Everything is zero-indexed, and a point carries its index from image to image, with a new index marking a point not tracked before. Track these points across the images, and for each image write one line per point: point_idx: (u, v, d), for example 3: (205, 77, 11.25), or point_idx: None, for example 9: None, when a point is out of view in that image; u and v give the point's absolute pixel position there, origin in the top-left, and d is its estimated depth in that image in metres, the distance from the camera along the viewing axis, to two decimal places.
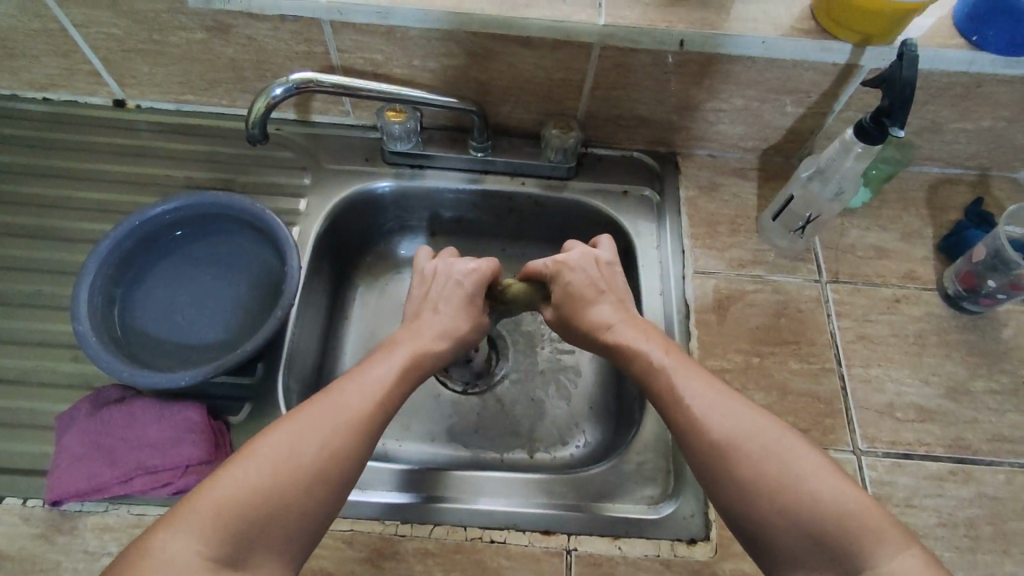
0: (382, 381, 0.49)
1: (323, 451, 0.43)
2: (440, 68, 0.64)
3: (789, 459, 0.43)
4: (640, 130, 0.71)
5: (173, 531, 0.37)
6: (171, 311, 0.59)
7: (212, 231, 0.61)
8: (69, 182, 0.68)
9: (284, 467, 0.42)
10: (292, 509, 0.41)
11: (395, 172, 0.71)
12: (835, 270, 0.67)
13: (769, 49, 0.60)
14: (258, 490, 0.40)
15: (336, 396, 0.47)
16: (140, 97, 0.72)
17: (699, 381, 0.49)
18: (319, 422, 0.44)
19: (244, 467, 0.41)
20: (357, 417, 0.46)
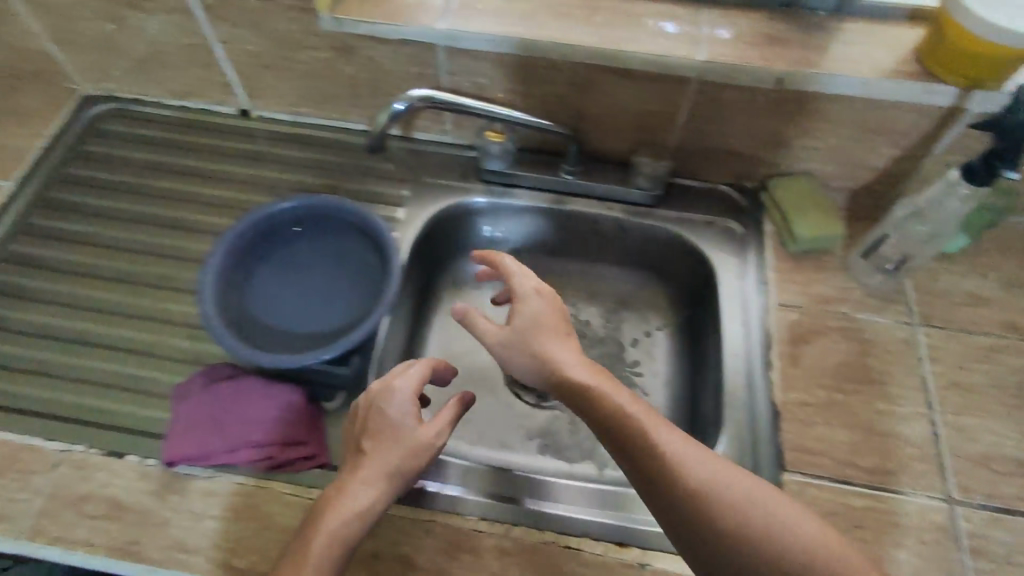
0: (328, 539, 0.46)
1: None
2: (542, 94, 0.68)
3: (739, 480, 0.44)
4: (728, 163, 0.72)
5: None
6: (284, 300, 0.64)
7: (325, 232, 0.67)
8: (197, 179, 0.76)
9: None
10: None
11: (487, 188, 0.75)
12: (928, 314, 0.66)
13: (868, 90, 0.60)
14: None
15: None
16: (263, 108, 0.79)
17: (646, 415, 0.47)
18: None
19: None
20: None
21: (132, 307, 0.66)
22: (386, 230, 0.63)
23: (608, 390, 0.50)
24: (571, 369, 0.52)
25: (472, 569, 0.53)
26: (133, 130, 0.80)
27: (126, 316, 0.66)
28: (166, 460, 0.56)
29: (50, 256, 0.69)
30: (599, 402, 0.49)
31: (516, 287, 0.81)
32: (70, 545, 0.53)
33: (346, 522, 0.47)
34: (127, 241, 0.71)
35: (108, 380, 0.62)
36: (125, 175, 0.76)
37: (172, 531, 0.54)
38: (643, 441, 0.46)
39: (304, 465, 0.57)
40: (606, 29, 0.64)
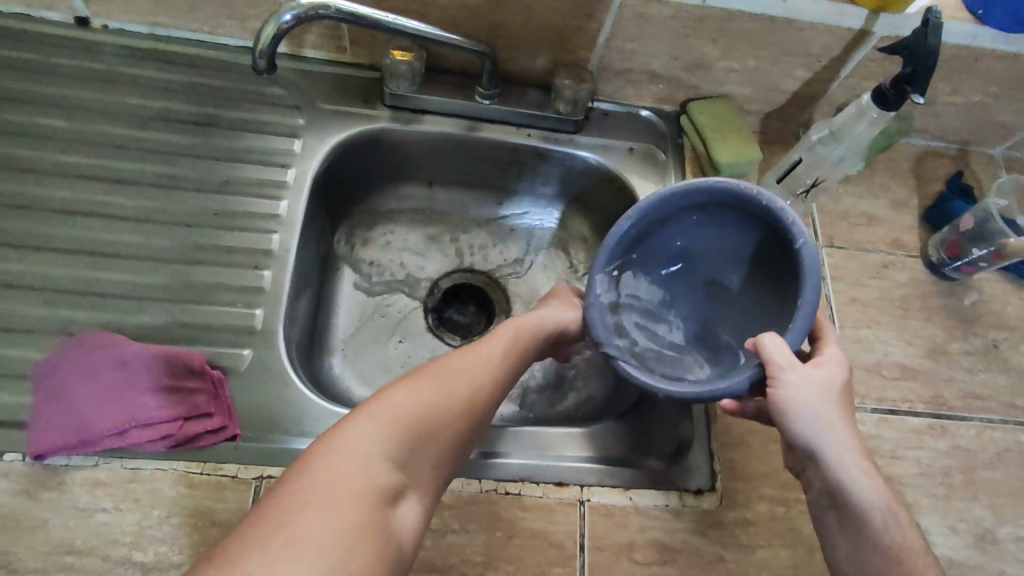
0: (501, 360, 0.50)
1: (451, 408, 0.44)
2: (454, 6, 0.61)
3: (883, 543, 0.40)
4: (650, 86, 0.70)
5: (323, 454, 0.38)
6: (694, 299, 0.55)
7: (684, 225, 0.54)
8: (28, 107, 0.61)
9: (422, 427, 0.42)
10: (424, 467, 0.42)
11: (394, 114, 0.67)
12: (831, 235, 0.69)
13: (788, 9, 0.59)
14: (382, 464, 0.39)
15: (448, 372, 0.46)
16: (108, 16, 0.64)
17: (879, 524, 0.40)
18: (453, 381, 0.46)
19: (349, 449, 0.38)
20: (472, 400, 0.46)
21: None
22: (780, 205, 0.48)
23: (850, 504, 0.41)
24: (909, 538, 0.40)
25: None
26: None
27: None
28: (35, 453, 0.47)
29: None
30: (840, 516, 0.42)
31: (435, 225, 0.75)
32: None
33: (485, 363, 0.49)
34: None
35: None
36: None
37: (54, 533, 0.46)
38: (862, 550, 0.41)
39: (214, 438, 0.50)
40: None
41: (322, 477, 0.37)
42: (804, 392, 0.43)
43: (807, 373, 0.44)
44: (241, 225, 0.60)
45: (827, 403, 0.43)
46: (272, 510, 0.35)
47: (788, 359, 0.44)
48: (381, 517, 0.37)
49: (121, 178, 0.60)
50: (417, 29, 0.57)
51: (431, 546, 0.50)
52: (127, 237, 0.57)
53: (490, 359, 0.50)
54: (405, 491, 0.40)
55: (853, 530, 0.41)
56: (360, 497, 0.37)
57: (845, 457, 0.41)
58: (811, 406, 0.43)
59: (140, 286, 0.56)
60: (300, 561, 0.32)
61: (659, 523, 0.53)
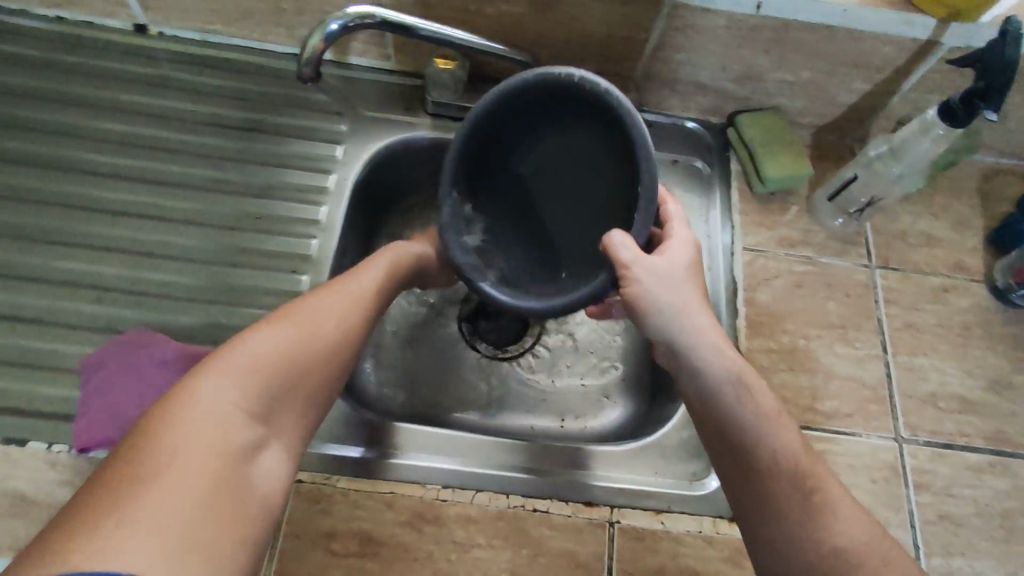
0: (369, 305, 0.50)
1: (334, 332, 0.46)
2: (499, 15, 0.60)
3: (749, 426, 0.45)
4: (696, 97, 0.68)
5: (185, 408, 0.37)
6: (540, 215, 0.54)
7: (522, 121, 0.52)
8: (88, 110, 0.64)
9: (298, 360, 0.43)
10: (286, 412, 0.42)
11: (436, 122, 0.67)
12: (886, 256, 0.66)
13: (848, 19, 0.57)
14: (265, 386, 0.41)
15: (308, 318, 0.46)
16: (164, 24, 0.66)
17: (747, 416, 0.45)
18: (331, 306, 0.48)
19: (236, 375, 0.40)
20: (332, 345, 0.46)
21: (21, 267, 0.56)
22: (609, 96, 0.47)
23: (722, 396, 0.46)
24: (758, 399, 0.46)
25: (438, 539, 0.50)
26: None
27: (14, 277, 0.56)
28: (80, 447, 0.49)
29: None
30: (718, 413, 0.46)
31: None
32: None
33: (344, 304, 0.49)
34: (7, 186, 0.60)
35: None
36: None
37: None
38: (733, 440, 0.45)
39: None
40: None
41: (212, 400, 0.38)
42: (656, 282, 0.48)
43: (658, 264, 0.48)
44: (282, 229, 0.61)
45: (677, 290, 0.49)
46: (124, 470, 0.33)
47: (636, 254, 0.47)
48: (274, 427, 0.41)
49: (169, 180, 0.62)
50: (457, 37, 0.56)
51: (456, 560, 0.49)
52: (172, 238, 0.59)
53: (358, 304, 0.49)
54: (297, 402, 0.43)
55: (719, 415, 0.46)
56: (247, 411, 0.39)
57: (699, 339, 0.48)
58: (663, 302, 0.48)
59: (184, 287, 0.57)
60: (151, 528, 0.31)
61: (691, 550, 0.51)
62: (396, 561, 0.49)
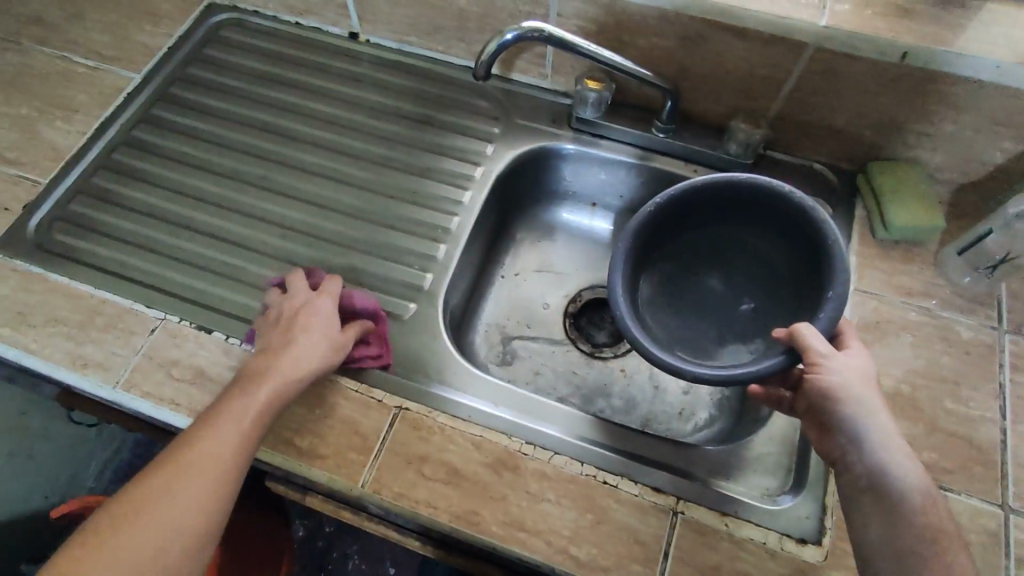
0: (241, 420, 0.50)
1: (234, 449, 0.48)
2: (649, 46, 0.68)
3: (922, 530, 0.45)
4: (829, 140, 0.70)
5: None
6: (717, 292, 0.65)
7: (726, 205, 0.60)
8: (304, 94, 0.80)
9: (233, 441, 0.49)
10: (171, 552, 0.43)
11: (576, 135, 0.75)
12: (1019, 322, 0.62)
13: (1000, 76, 0.58)
14: (196, 471, 0.46)
15: (190, 456, 0.47)
16: (372, 33, 0.81)
17: (924, 523, 0.45)
18: (255, 394, 0.51)
19: (138, 503, 0.44)
20: (213, 465, 0.47)
21: (235, 202, 0.72)
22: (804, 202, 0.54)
23: (898, 501, 0.46)
24: (936, 512, 0.46)
25: (513, 486, 0.55)
26: (251, 41, 0.84)
27: (228, 209, 0.71)
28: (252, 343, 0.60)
29: (168, 147, 0.76)
30: (882, 510, 0.46)
31: (590, 240, 0.82)
32: (160, 400, 0.58)
33: (230, 424, 0.49)
34: (237, 142, 0.76)
35: (207, 264, 0.67)
36: (242, 81, 0.81)
37: None
38: (905, 541, 0.45)
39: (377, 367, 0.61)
40: None
41: (136, 545, 0.43)
42: (846, 379, 0.49)
43: (847, 362, 0.50)
44: (431, 205, 0.72)
45: (867, 390, 0.49)
46: None
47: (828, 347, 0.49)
48: (209, 504, 0.46)
49: (351, 154, 0.75)
50: (611, 60, 0.64)
51: (525, 508, 0.54)
52: (345, 199, 0.72)
53: (240, 422, 0.50)
54: (222, 480, 0.47)
55: (892, 516, 0.46)
56: (197, 525, 0.45)
57: (887, 445, 0.47)
58: (853, 396, 0.48)
59: (347, 237, 0.69)
60: None
61: (752, 558, 0.52)
62: (474, 495, 0.55)
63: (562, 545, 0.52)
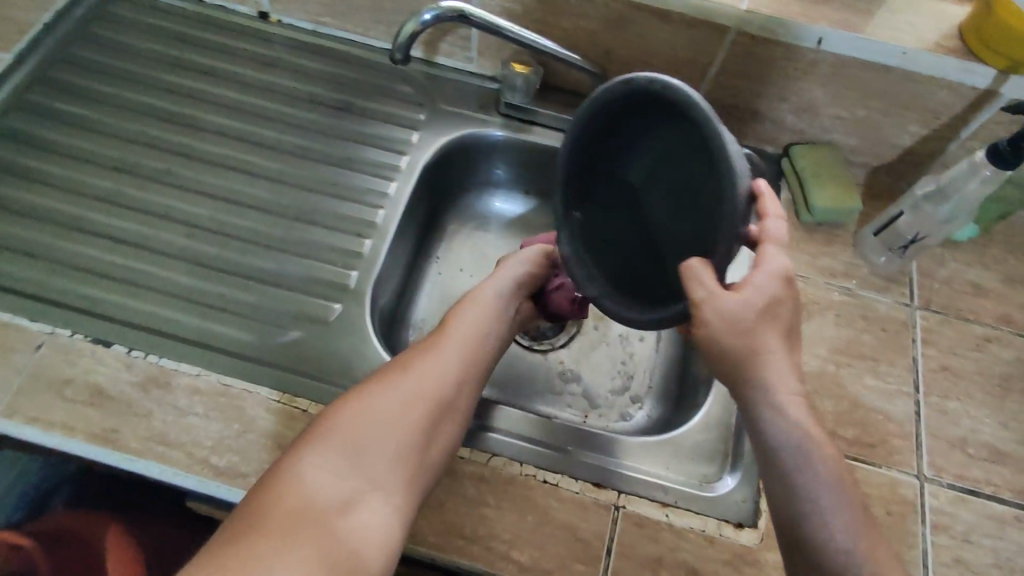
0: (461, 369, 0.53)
1: (449, 389, 0.52)
2: (575, 29, 0.66)
3: (809, 492, 0.43)
4: (754, 125, 0.71)
5: (313, 457, 0.45)
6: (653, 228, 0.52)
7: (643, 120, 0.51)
8: (209, 78, 0.73)
9: (421, 405, 0.49)
10: (381, 465, 0.46)
11: (505, 122, 0.73)
12: (929, 299, 0.66)
13: (907, 61, 0.60)
14: (399, 424, 0.48)
15: (411, 386, 0.50)
16: (283, 12, 0.75)
17: (810, 483, 0.43)
18: (440, 361, 0.53)
19: (379, 410, 0.48)
20: (436, 409, 0.50)
21: (133, 199, 0.65)
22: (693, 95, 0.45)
23: (784, 462, 0.44)
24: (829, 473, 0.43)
25: (451, 492, 0.53)
26: (146, 20, 0.76)
27: (125, 207, 0.64)
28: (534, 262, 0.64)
29: (50, 138, 0.67)
30: (771, 468, 0.44)
31: (525, 229, 0.80)
32: (48, 426, 0.52)
33: (443, 371, 0.52)
34: (134, 132, 0.69)
35: (102, 269, 0.61)
36: (137, 65, 0.73)
37: (154, 424, 0.53)
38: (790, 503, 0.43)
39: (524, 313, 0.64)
40: None
41: (378, 470, 0.46)
42: (733, 323, 0.44)
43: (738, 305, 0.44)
44: (355, 198, 0.67)
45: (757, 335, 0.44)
46: (264, 504, 0.42)
47: (705, 294, 0.44)
48: (416, 438, 0.48)
49: (265, 145, 0.70)
50: (523, 36, 0.61)
51: (464, 514, 0.52)
52: (260, 193, 0.67)
53: (453, 373, 0.53)
54: (409, 459, 0.47)
55: (779, 477, 0.44)
56: (406, 426, 0.48)
57: (773, 401, 0.44)
58: (736, 349, 0.44)
59: (263, 235, 0.64)
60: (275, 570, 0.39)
61: (692, 546, 0.52)
62: None
63: (503, 550, 0.51)
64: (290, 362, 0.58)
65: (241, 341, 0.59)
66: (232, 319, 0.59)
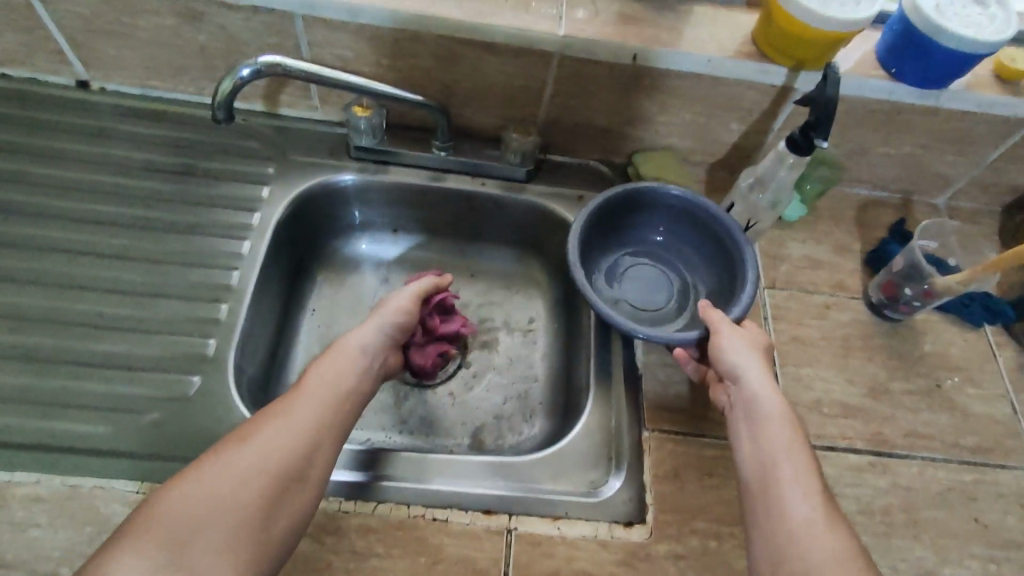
0: (318, 426, 0.50)
1: (301, 451, 0.47)
2: (410, 68, 0.68)
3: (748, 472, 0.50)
4: (597, 139, 0.75)
5: (130, 545, 0.39)
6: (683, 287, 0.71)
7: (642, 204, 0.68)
8: (28, 158, 0.68)
9: (267, 477, 0.45)
10: (216, 543, 0.41)
11: (358, 165, 0.73)
12: (772, 277, 0.72)
13: (713, 68, 0.65)
14: (238, 498, 0.43)
15: (255, 453, 0.46)
16: (105, 80, 0.72)
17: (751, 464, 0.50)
18: (288, 428, 0.48)
19: (214, 482, 0.43)
20: (287, 474, 0.46)
21: None
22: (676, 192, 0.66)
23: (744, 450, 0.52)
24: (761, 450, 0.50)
25: (337, 550, 0.51)
26: None
27: None
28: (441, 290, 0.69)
29: None
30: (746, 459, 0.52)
31: (398, 268, 0.80)
32: None
33: (292, 432, 0.48)
34: None
35: None
36: None
37: None
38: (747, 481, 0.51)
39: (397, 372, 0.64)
40: (470, 3, 0.64)
41: (217, 554, 0.41)
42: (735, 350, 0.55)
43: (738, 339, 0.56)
44: (207, 262, 0.65)
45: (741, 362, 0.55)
46: None
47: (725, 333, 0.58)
48: (262, 511, 0.44)
49: (102, 221, 0.66)
50: (349, 81, 0.62)
51: (354, 570, 0.50)
52: (101, 273, 0.63)
53: (311, 430, 0.49)
54: (248, 535, 0.42)
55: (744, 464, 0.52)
56: (251, 498, 0.44)
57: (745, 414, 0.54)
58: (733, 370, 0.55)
59: (107, 317, 0.60)
60: None
61: (586, 554, 0.53)
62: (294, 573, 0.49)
63: None
64: (147, 447, 0.54)
65: (88, 434, 0.54)
66: (76, 413, 0.55)
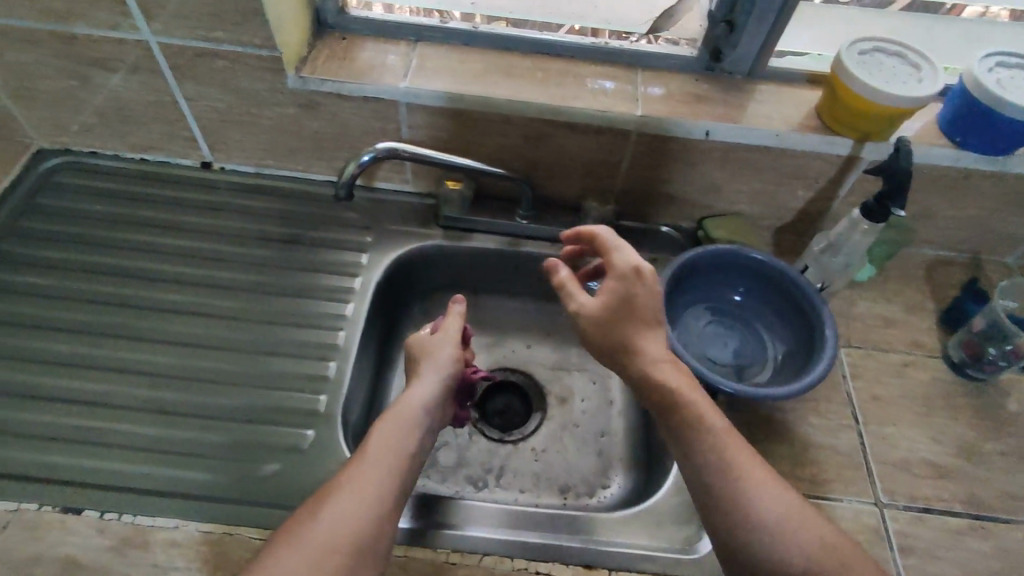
0: (384, 492, 0.50)
1: (370, 522, 0.48)
2: (498, 146, 0.74)
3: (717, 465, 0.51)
4: (668, 206, 0.80)
5: None
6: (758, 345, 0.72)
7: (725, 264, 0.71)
8: (158, 230, 0.77)
9: (337, 557, 0.46)
10: None
11: (447, 233, 0.79)
12: (848, 336, 0.73)
13: (781, 141, 0.70)
14: None
15: (326, 528, 0.47)
16: (226, 160, 0.81)
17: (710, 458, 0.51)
18: (354, 497, 0.49)
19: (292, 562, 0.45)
20: (359, 547, 0.47)
21: (89, 358, 0.65)
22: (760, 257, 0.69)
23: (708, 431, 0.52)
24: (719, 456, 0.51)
25: None
26: (90, 183, 0.80)
27: (81, 367, 0.65)
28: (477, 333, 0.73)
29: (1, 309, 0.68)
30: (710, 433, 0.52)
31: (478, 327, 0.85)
32: None
33: (361, 502, 0.49)
34: (86, 291, 0.71)
35: (62, 433, 0.60)
36: (84, 226, 0.76)
37: None
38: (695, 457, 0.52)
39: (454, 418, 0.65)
40: (554, 89, 0.71)
41: None
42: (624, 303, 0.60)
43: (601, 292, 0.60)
44: (314, 323, 0.71)
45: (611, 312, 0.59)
46: None
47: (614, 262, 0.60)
48: None
49: (222, 285, 0.73)
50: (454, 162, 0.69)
51: None
52: (222, 332, 0.69)
53: (377, 496, 0.50)
54: None
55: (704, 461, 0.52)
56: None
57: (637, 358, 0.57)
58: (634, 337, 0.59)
59: (227, 373, 0.66)
60: None
61: None
62: None
63: None
64: (269, 497, 0.58)
65: (215, 482, 0.59)
66: (203, 462, 0.60)
